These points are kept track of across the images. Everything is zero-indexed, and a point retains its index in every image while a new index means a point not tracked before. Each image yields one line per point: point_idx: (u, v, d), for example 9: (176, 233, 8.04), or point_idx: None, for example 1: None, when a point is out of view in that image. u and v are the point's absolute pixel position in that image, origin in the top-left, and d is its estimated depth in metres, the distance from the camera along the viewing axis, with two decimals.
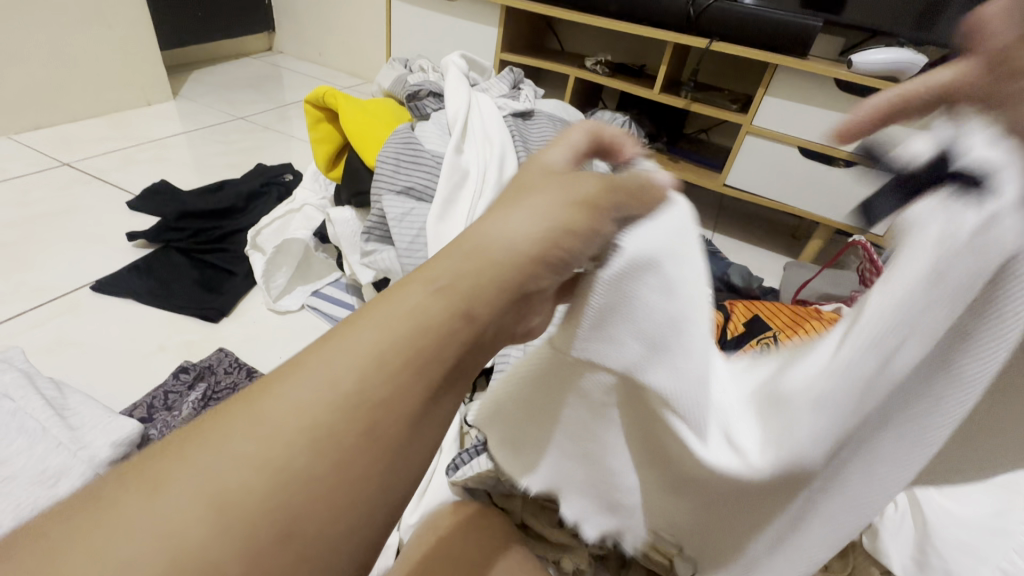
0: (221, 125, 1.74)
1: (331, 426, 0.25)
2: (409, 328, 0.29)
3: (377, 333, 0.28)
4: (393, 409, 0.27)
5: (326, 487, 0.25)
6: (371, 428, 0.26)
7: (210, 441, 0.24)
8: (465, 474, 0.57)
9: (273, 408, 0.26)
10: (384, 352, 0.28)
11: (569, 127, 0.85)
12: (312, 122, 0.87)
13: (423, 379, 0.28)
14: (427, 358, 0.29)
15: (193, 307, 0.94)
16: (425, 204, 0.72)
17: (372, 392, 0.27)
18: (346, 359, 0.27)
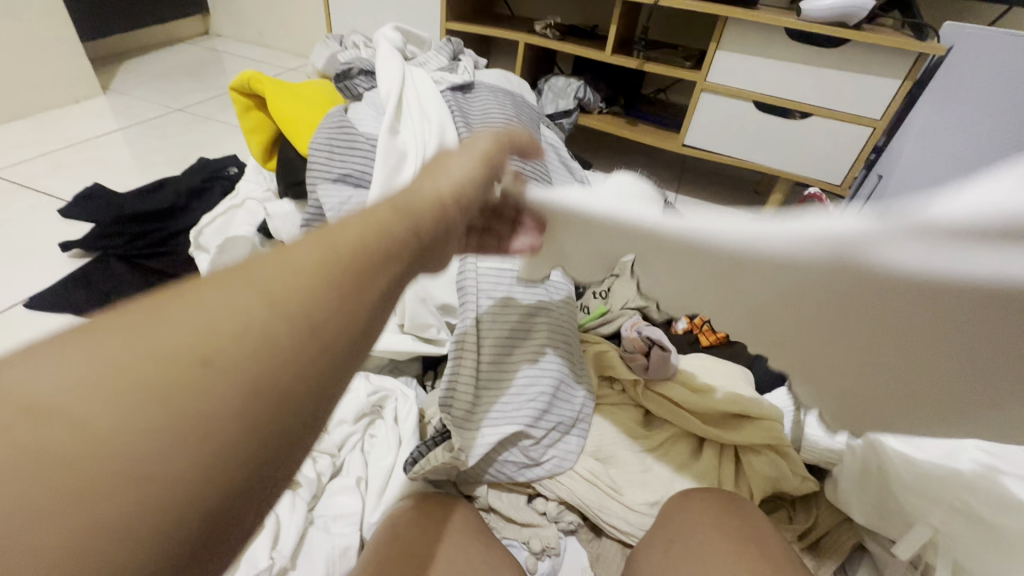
0: (157, 119, 1.64)
1: (275, 319, 0.22)
2: (359, 231, 0.27)
3: (267, 270, 0.23)
4: (283, 346, 0.22)
5: (183, 435, 0.19)
6: (256, 367, 0.21)
7: (106, 337, 0.20)
8: (422, 467, 0.56)
9: (195, 306, 0.21)
10: (280, 285, 0.23)
11: (513, 97, 0.81)
12: (241, 111, 0.82)
13: (325, 325, 0.23)
14: (344, 299, 0.24)
15: None
16: (363, 190, 0.69)
17: (247, 327, 0.21)
18: (235, 296, 0.22)
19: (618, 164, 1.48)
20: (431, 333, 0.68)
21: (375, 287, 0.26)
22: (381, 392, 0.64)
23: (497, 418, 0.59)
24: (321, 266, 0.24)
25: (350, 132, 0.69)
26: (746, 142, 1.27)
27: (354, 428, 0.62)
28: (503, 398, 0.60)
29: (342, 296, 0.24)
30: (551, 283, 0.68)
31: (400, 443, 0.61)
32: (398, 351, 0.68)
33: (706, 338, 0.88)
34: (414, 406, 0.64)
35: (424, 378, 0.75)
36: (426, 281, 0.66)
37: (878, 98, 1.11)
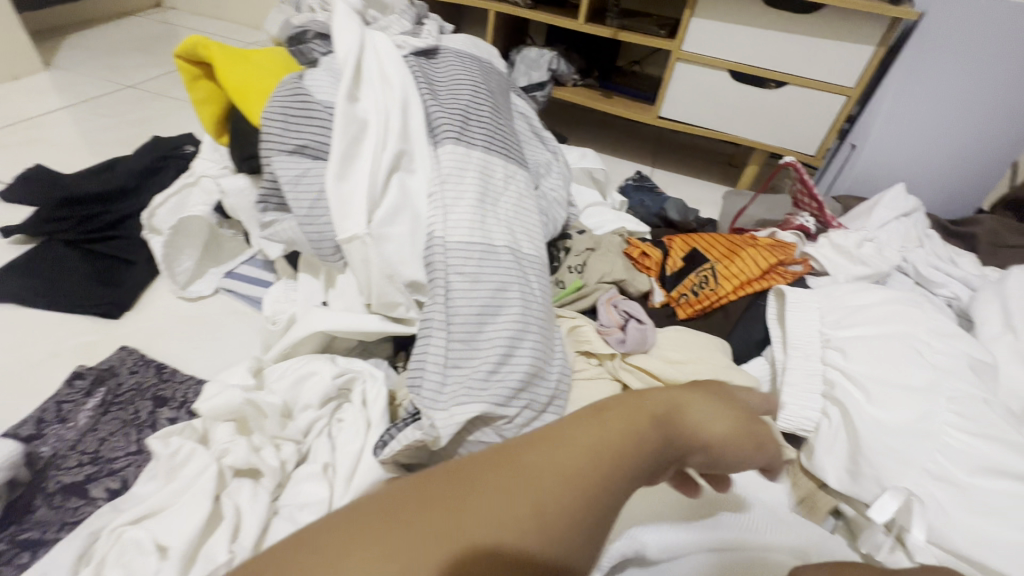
0: (106, 96, 1.54)
1: (546, 512, 0.30)
2: (611, 451, 0.33)
3: (535, 458, 0.32)
4: (547, 516, 0.30)
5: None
6: (500, 533, 0.28)
7: (466, 488, 0.30)
8: (393, 450, 0.54)
9: (509, 493, 0.30)
10: (565, 467, 0.31)
11: (480, 64, 0.77)
12: (189, 80, 0.76)
13: (597, 500, 0.31)
14: (600, 486, 0.32)
15: (89, 303, 0.84)
16: (322, 163, 0.65)
17: (506, 514, 0.29)
18: (543, 473, 0.31)
19: (594, 138, 1.45)
20: (400, 312, 0.65)
21: (584, 526, 0.30)
22: (348, 373, 0.61)
23: (466, 395, 0.56)
24: (594, 454, 0.32)
25: (305, 99, 0.64)
26: (722, 114, 1.26)
27: (320, 413, 0.58)
28: (472, 375, 0.57)
29: (582, 503, 0.31)
30: (523, 256, 0.65)
31: (368, 427, 0.58)
32: (366, 330, 0.65)
33: (683, 311, 0.87)
34: (383, 387, 0.60)
35: (395, 359, 0.73)
36: (392, 258, 0.63)
37: (853, 66, 1.09)
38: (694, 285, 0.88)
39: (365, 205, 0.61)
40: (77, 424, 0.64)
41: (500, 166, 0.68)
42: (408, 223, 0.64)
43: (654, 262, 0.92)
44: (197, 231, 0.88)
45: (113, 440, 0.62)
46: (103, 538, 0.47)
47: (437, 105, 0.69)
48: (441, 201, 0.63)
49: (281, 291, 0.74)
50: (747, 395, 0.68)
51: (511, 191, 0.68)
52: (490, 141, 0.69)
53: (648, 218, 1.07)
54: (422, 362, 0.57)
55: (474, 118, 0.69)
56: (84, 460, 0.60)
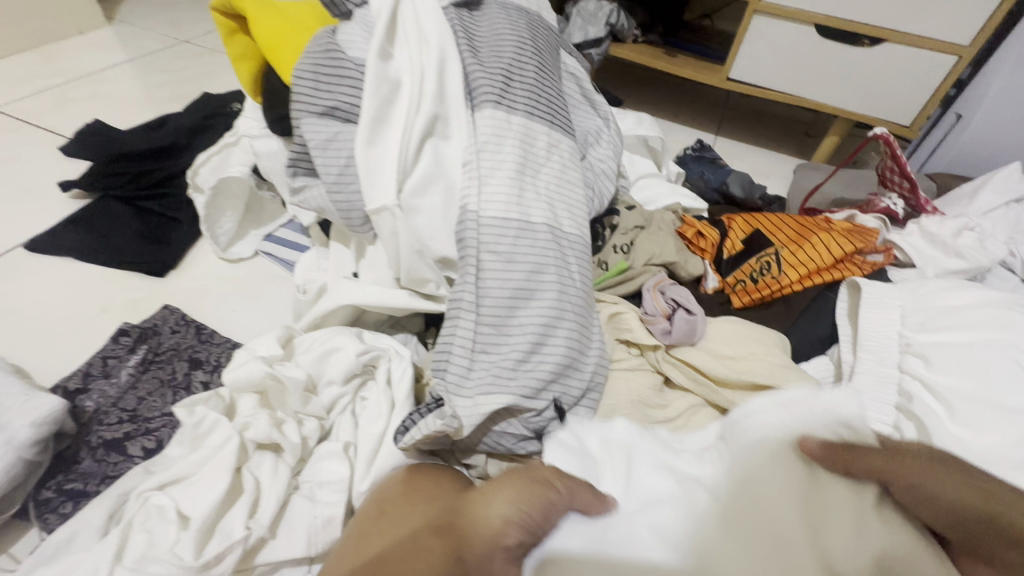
0: (164, 51, 1.55)
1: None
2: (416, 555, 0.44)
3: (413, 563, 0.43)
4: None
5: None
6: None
7: None
8: (415, 438, 0.51)
9: None
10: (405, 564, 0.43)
11: (528, 16, 0.69)
12: (226, 34, 0.74)
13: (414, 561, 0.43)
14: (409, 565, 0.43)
15: (138, 261, 0.87)
16: (353, 126, 0.61)
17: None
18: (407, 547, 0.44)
19: (652, 101, 1.34)
20: (430, 289, 0.62)
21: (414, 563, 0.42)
22: (374, 351, 0.58)
23: (492, 384, 0.52)
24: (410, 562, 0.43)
25: (335, 57, 0.60)
26: (801, 76, 1.11)
27: (344, 390, 0.57)
28: (501, 363, 0.53)
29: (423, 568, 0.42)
30: (563, 235, 0.60)
31: (392, 408, 0.56)
32: (395, 307, 0.63)
33: (737, 299, 0.79)
34: (409, 366, 0.58)
35: (426, 336, 0.71)
36: (422, 232, 0.59)
37: (971, 19, 0.92)
38: (754, 271, 0.79)
39: (395, 175, 0.57)
40: (119, 380, 0.66)
41: (543, 134, 0.62)
42: (440, 195, 0.60)
43: (710, 243, 0.84)
44: (238, 192, 0.87)
45: (150, 399, 0.64)
46: (131, 500, 0.48)
47: (477, 64, 0.62)
48: (476, 171, 0.58)
49: (313, 258, 0.72)
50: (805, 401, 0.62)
51: (554, 162, 0.62)
52: (533, 106, 0.62)
53: (707, 192, 0.97)
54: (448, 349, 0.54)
55: (518, 79, 0.63)
56: (124, 418, 0.62)
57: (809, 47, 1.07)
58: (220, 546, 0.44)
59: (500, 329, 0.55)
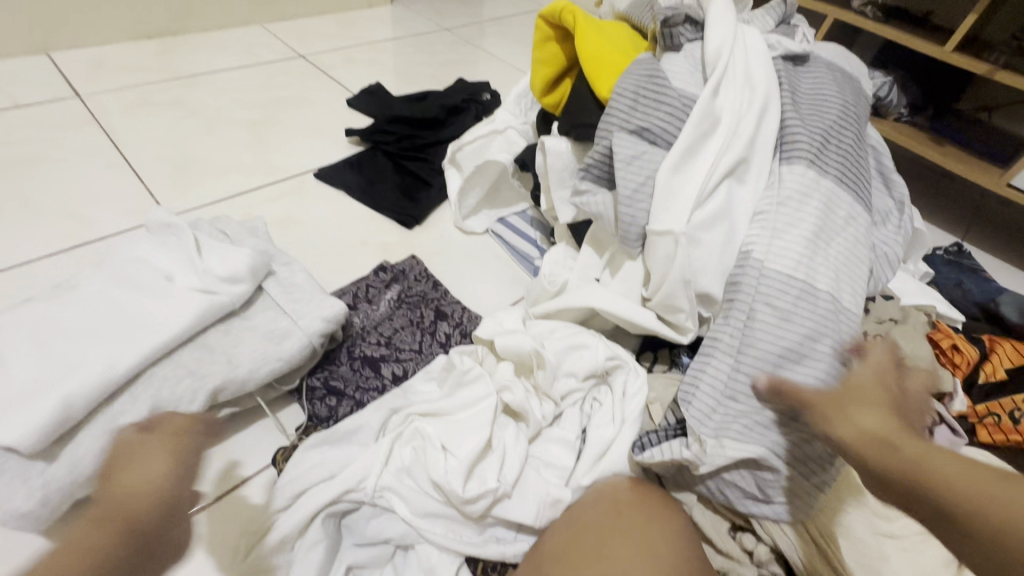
0: (429, 35, 1.77)
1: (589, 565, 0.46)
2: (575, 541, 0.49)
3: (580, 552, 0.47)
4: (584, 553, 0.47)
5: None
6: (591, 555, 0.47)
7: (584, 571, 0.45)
8: (655, 458, 0.52)
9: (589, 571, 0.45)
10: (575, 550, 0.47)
11: (851, 82, 0.68)
12: (540, 40, 0.83)
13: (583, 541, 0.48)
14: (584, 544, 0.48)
15: (394, 210, 1.00)
16: (656, 149, 0.64)
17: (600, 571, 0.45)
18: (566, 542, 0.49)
19: None
20: (678, 318, 0.64)
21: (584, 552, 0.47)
22: (618, 359, 0.61)
23: (738, 428, 0.53)
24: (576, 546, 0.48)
25: (661, 84, 0.64)
26: None
27: (581, 387, 0.60)
28: (752, 415, 0.53)
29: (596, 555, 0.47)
30: (841, 309, 0.58)
31: (624, 418, 0.57)
32: (639, 323, 0.65)
33: (986, 433, 0.71)
34: (645, 384, 0.59)
35: (639, 357, 0.73)
36: (696, 263, 0.61)
37: None
38: (1015, 410, 0.71)
39: (691, 205, 0.59)
40: (379, 308, 0.76)
41: (846, 203, 0.60)
42: (723, 234, 0.61)
43: (967, 361, 0.75)
44: (491, 174, 0.97)
45: (400, 333, 0.73)
46: (398, 416, 0.56)
47: (796, 119, 0.62)
48: (772, 223, 0.59)
49: (560, 254, 0.77)
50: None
51: (848, 233, 0.60)
52: (843, 173, 0.61)
53: (961, 303, 0.87)
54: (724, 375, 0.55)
55: (835, 144, 0.61)
56: (380, 341, 0.72)
57: None
58: (476, 489, 0.50)
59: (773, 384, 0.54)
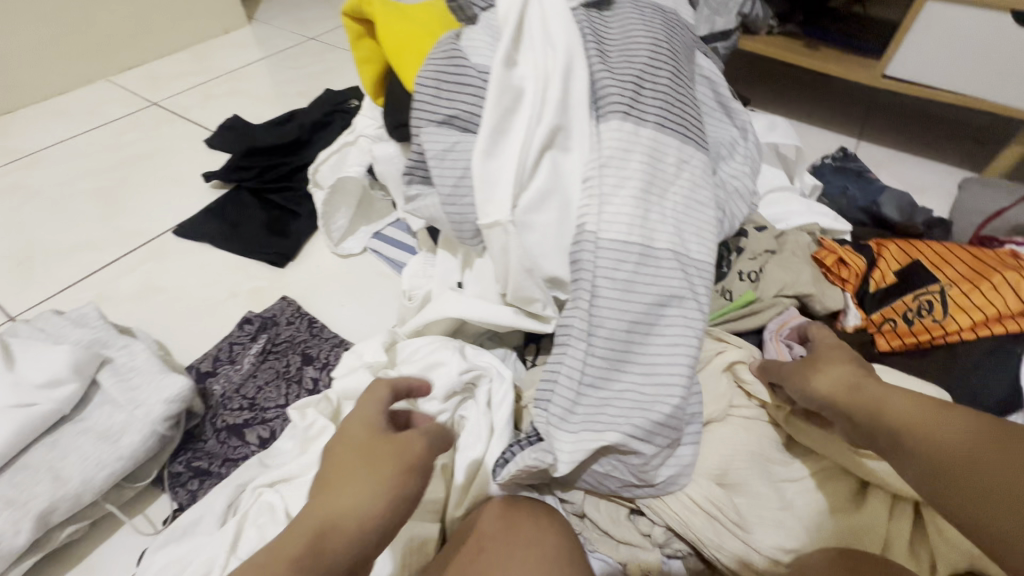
0: (294, 48, 1.66)
1: None
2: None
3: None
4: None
5: None
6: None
7: None
8: (512, 473, 0.48)
9: None
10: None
11: (664, 15, 0.63)
12: (354, 38, 0.74)
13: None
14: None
15: (262, 251, 0.93)
16: (471, 136, 0.59)
17: None
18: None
19: (782, 99, 1.20)
20: (536, 309, 0.59)
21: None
22: (475, 370, 0.56)
23: (596, 422, 0.49)
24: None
25: (460, 63, 0.58)
26: (985, 75, 0.93)
27: (444, 408, 0.55)
28: (611, 404, 0.49)
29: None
30: (689, 261, 0.54)
31: (491, 432, 0.54)
32: (500, 324, 0.61)
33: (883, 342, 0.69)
34: (510, 390, 0.56)
35: (525, 351, 0.69)
36: (534, 249, 0.56)
37: None
38: (908, 311, 0.68)
39: (511, 189, 0.55)
40: (242, 367, 0.70)
41: (674, 148, 0.56)
42: (556, 211, 0.56)
43: (854, 273, 0.71)
44: (352, 190, 0.89)
45: (266, 390, 0.68)
46: (247, 493, 0.52)
47: (606, 70, 0.58)
48: (598, 188, 0.54)
49: (419, 264, 0.72)
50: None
51: (683, 180, 0.56)
52: (665, 116, 0.57)
53: (849, 212, 0.84)
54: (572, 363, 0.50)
55: (649, 87, 0.57)
56: (244, 404, 0.66)
57: (1001, 38, 0.88)
58: None
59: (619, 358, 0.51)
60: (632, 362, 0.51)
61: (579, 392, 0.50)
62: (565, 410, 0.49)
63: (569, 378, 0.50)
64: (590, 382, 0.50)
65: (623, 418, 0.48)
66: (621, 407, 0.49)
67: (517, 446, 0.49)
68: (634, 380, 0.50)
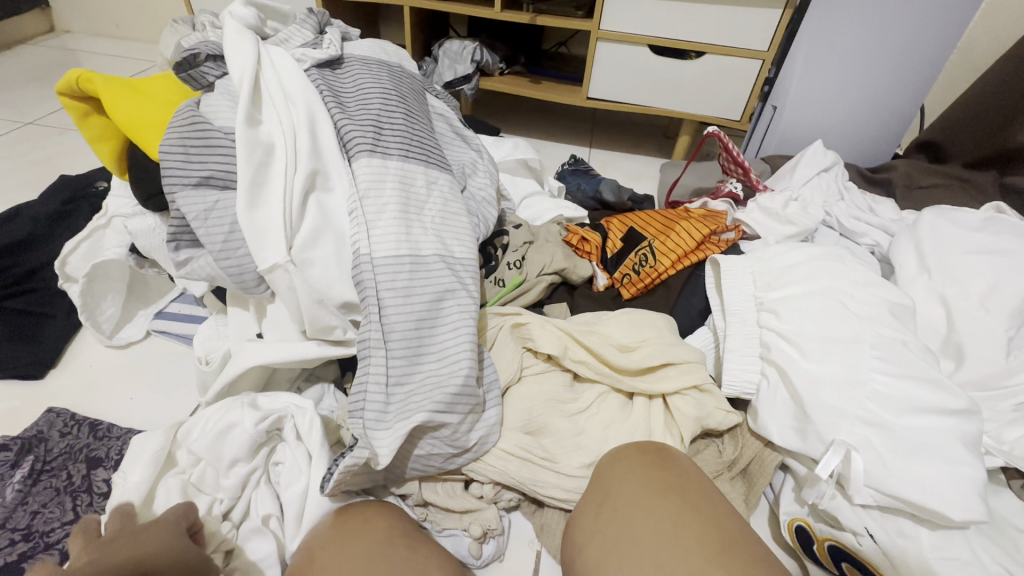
0: (5, 136, 1.42)
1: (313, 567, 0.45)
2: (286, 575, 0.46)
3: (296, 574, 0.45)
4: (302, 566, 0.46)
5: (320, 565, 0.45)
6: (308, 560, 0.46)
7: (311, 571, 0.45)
8: (337, 480, 0.52)
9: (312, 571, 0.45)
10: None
11: (389, 68, 0.75)
12: (79, 117, 0.70)
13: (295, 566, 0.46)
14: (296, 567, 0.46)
15: (6, 367, 0.79)
16: (232, 191, 0.62)
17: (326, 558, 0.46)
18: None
19: (527, 124, 1.45)
20: (337, 335, 0.64)
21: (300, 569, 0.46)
22: (273, 415, 0.57)
23: (409, 409, 0.56)
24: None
25: (203, 127, 0.61)
26: (648, 90, 1.28)
27: (253, 466, 0.56)
28: (418, 391, 0.57)
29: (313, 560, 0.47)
30: (454, 260, 0.65)
31: (310, 460, 0.56)
32: (305, 359, 0.63)
33: (628, 290, 0.88)
34: (314, 417, 0.58)
35: (344, 381, 0.72)
36: (319, 282, 0.61)
37: (763, 31, 1.12)
38: (635, 264, 0.89)
39: (282, 232, 0.59)
40: (4, 499, 0.60)
41: (420, 173, 0.67)
42: (331, 243, 0.62)
43: (594, 246, 0.92)
44: (116, 274, 0.82)
45: (46, 511, 0.59)
46: None
47: (347, 118, 0.67)
48: (362, 217, 0.62)
49: (210, 327, 0.71)
50: (673, 369, 0.72)
51: (435, 197, 0.67)
52: (406, 148, 0.68)
53: (586, 201, 1.07)
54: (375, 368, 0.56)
55: (387, 127, 0.67)
56: (15, 538, 0.57)
57: (648, 64, 1.23)
58: None
59: (416, 350, 0.59)
60: (428, 350, 0.59)
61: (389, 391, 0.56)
62: (380, 410, 0.55)
63: (376, 381, 0.56)
64: (396, 379, 0.57)
65: (431, 396, 0.56)
66: (428, 389, 0.57)
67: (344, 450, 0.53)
68: (432, 364, 0.59)
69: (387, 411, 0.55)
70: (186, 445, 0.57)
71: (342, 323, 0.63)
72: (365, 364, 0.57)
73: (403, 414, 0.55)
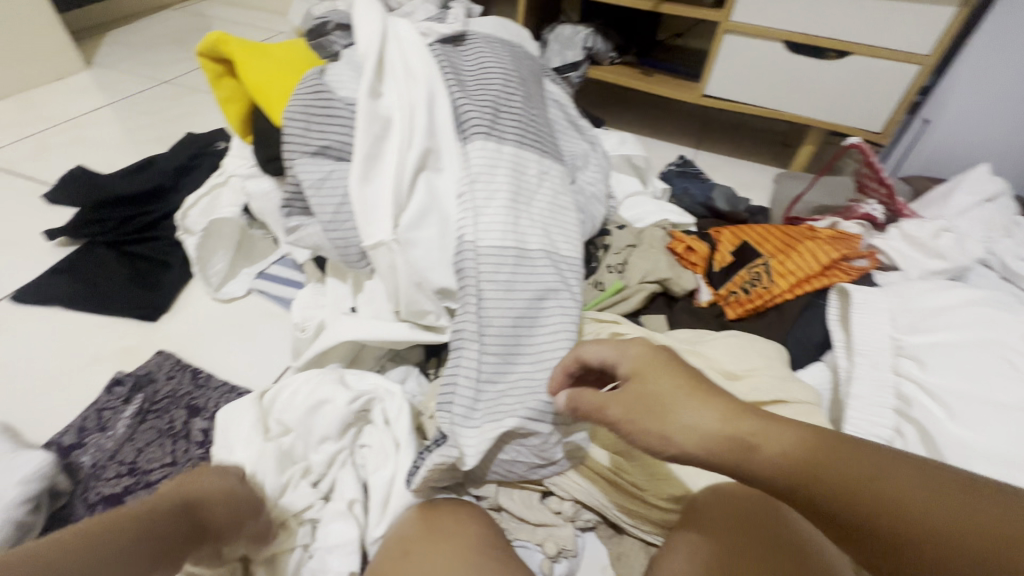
0: (145, 93, 1.55)
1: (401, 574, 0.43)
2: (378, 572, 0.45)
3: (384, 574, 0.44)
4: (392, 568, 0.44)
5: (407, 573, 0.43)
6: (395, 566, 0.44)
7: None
8: (422, 475, 0.51)
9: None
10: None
11: (511, 47, 0.71)
12: (212, 78, 0.73)
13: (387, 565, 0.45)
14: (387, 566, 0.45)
15: (128, 307, 0.85)
16: (346, 164, 0.61)
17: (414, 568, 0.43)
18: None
19: (632, 119, 1.37)
20: (430, 320, 0.62)
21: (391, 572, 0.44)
22: (365, 396, 0.57)
23: (498, 412, 0.53)
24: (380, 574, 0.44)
25: (326, 96, 0.60)
26: (775, 91, 1.15)
27: (341, 445, 0.56)
28: (509, 393, 0.54)
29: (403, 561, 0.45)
30: (559, 258, 0.61)
31: (398, 447, 0.55)
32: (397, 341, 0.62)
33: (733, 310, 0.81)
34: (404, 404, 0.57)
35: (428, 366, 0.71)
36: (419, 264, 0.59)
37: (930, 31, 0.97)
38: (746, 282, 0.81)
39: (390, 210, 0.58)
40: (115, 433, 0.64)
41: (534, 161, 0.63)
42: (436, 226, 0.60)
43: (700, 257, 0.85)
44: (228, 232, 0.86)
45: (149, 450, 0.62)
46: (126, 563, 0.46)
47: (466, 97, 0.64)
48: (472, 203, 0.59)
49: (309, 294, 0.72)
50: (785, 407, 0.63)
51: (546, 188, 0.63)
52: (522, 133, 0.64)
53: (693, 207, 0.99)
54: (465, 362, 0.54)
55: (505, 110, 0.64)
56: (122, 471, 0.60)
57: (780, 62, 1.11)
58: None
59: (510, 350, 0.55)
60: (523, 351, 0.56)
61: (479, 389, 0.53)
62: (468, 409, 0.52)
63: (468, 378, 0.53)
64: (486, 378, 0.54)
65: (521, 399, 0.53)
66: (518, 391, 0.54)
67: (435, 441, 0.52)
68: (525, 365, 0.55)
69: (473, 412, 0.52)
70: (275, 410, 0.58)
71: (437, 309, 0.62)
72: (457, 358, 0.54)
73: (491, 416, 0.53)
